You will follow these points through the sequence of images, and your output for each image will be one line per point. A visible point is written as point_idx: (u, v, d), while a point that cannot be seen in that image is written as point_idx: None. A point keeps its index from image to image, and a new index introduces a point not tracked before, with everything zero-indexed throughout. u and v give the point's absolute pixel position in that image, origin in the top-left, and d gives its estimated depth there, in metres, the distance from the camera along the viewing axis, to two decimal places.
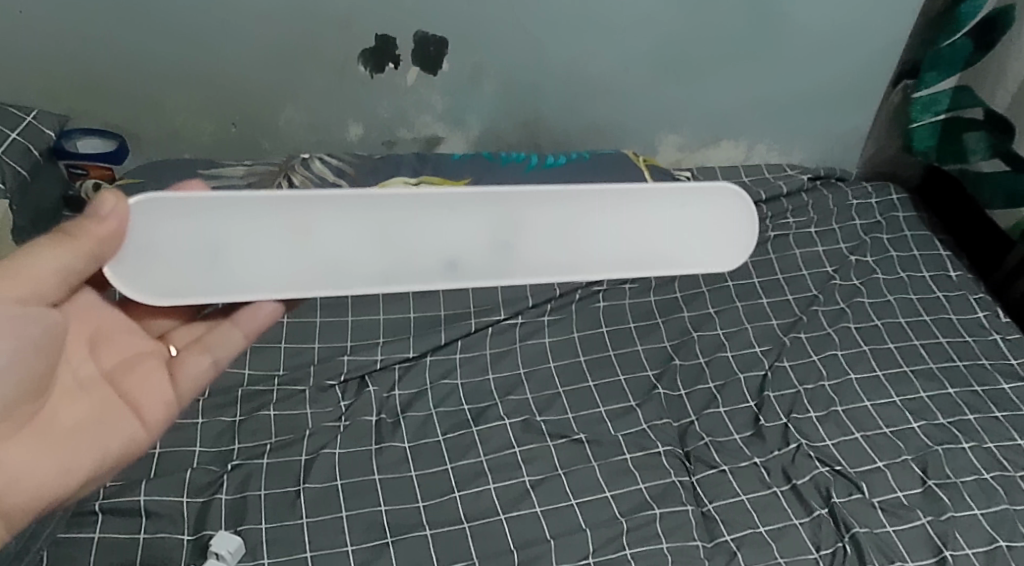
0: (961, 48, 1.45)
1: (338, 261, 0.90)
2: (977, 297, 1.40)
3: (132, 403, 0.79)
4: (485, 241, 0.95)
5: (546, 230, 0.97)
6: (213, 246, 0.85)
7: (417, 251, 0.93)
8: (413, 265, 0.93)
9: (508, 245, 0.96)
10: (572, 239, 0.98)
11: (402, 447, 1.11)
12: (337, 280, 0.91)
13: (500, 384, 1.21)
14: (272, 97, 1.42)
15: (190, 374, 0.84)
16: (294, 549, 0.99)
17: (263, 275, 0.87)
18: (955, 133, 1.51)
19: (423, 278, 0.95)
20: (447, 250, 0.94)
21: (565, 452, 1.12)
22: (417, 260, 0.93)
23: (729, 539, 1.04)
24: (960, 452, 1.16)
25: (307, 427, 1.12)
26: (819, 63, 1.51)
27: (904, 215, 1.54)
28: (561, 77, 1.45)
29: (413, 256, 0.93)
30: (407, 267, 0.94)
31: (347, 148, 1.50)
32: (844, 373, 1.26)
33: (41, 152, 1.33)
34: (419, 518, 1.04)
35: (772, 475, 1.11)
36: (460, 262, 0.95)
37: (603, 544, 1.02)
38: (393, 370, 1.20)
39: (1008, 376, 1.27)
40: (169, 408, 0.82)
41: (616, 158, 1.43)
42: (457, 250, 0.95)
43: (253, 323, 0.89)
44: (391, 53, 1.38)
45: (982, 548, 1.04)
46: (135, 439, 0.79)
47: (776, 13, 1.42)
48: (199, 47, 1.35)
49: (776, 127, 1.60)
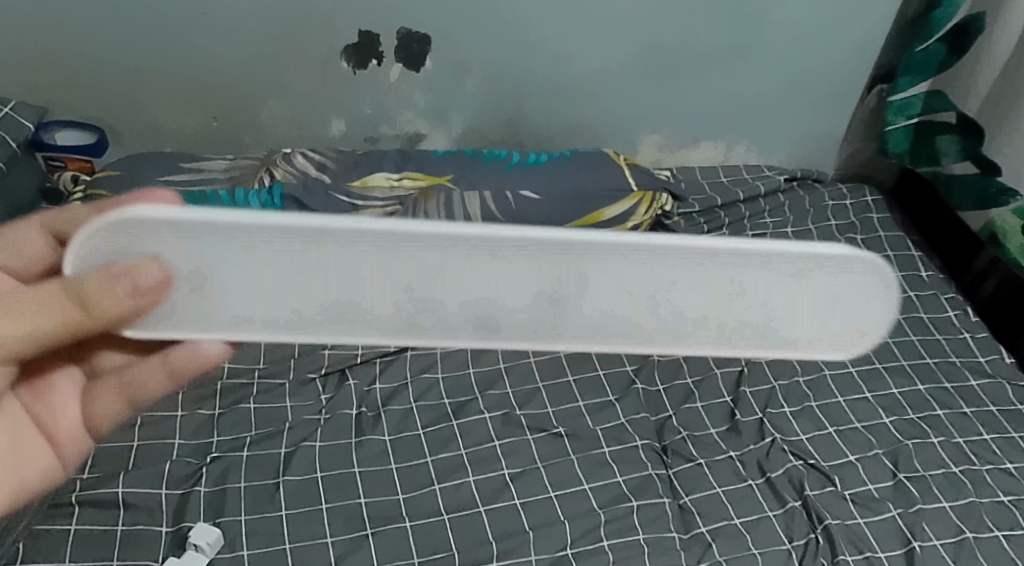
0: (933, 53, 1.46)
1: (268, 277, 0.54)
2: (948, 297, 1.44)
3: (52, 435, 0.71)
4: (517, 289, 0.55)
5: (610, 282, 0.55)
6: (204, 272, 0.54)
7: (454, 289, 0.54)
8: (434, 306, 0.55)
9: (552, 297, 0.55)
10: (642, 306, 0.56)
11: (383, 440, 1.12)
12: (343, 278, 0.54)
13: (481, 379, 1.22)
14: (255, 92, 1.42)
15: (106, 413, 0.71)
16: (272, 541, 0.99)
17: (228, 295, 0.55)
18: (928, 136, 1.54)
19: (455, 331, 0.56)
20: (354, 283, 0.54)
21: (544, 445, 1.14)
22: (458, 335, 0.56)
23: (704, 531, 1.05)
24: (929, 446, 1.18)
25: (287, 421, 1.13)
26: (797, 66, 1.53)
27: (878, 216, 1.58)
28: (541, 77, 1.47)
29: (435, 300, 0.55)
30: (420, 312, 0.55)
31: (330, 144, 1.50)
32: (819, 369, 1.29)
33: (19, 144, 1.31)
34: (399, 510, 1.04)
35: (747, 468, 1.13)
36: (497, 318, 0.56)
37: (580, 535, 1.03)
38: (374, 364, 1.21)
39: (976, 373, 1.31)
40: (84, 437, 0.73)
41: (596, 156, 1.44)
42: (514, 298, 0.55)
43: (181, 364, 0.63)
44: (374, 50, 1.38)
45: (949, 540, 1.06)
46: (50, 470, 0.72)
47: (755, 14, 1.44)
48: (178, 38, 1.34)
49: (756, 129, 1.62)
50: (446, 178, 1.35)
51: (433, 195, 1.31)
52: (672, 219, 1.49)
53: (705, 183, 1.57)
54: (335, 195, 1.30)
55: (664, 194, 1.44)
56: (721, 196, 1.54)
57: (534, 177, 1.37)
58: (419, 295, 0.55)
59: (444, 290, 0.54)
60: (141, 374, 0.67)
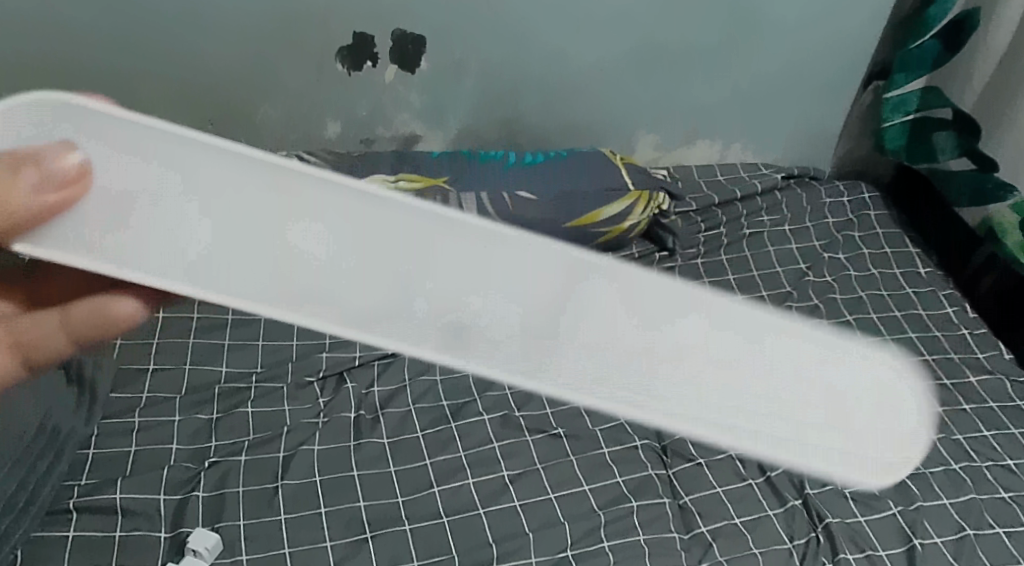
0: (929, 49, 1.46)
1: (240, 218, 0.48)
2: (946, 294, 1.44)
3: None
4: (510, 308, 0.51)
5: (604, 328, 0.52)
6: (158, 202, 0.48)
7: (424, 280, 0.50)
8: (436, 315, 0.51)
9: (537, 328, 0.52)
10: (658, 361, 0.52)
11: (381, 442, 1.12)
12: (340, 255, 0.49)
13: (479, 380, 1.22)
14: (249, 95, 1.41)
15: None
16: (271, 546, 0.98)
17: (166, 234, 0.48)
18: (924, 132, 1.53)
19: (423, 342, 0.51)
20: (333, 270, 0.49)
21: (544, 446, 1.13)
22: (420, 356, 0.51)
23: (705, 531, 1.05)
24: (929, 443, 1.18)
25: (285, 424, 1.12)
26: (793, 63, 1.53)
27: (876, 214, 1.58)
28: (536, 77, 1.46)
29: (404, 320, 0.50)
30: (390, 316, 0.50)
31: (327, 146, 1.50)
32: None
33: None
34: (398, 513, 1.04)
35: (747, 468, 1.13)
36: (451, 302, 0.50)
37: (581, 536, 1.02)
38: (372, 365, 1.21)
39: (975, 369, 1.31)
40: None
41: (592, 155, 1.44)
42: (485, 314, 0.51)
43: (86, 328, 0.60)
44: (369, 51, 1.38)
45: (950, 537, 1.06)
46: None
47: (749, 12, 1.44)
48: (170, 40, 1.34)
49: (752, 127, 1.62)
50: (443, 180, 1.35)
51: (430, 196, 1.32)
52: (670, 218, 1.48)
53: (702, 182, 1.57)
54: None
55: (661, 194, 1.45)
56: (717, 195, 1.54)
57: (530, 178, 1.37)
58: (403, 302, 0.50)
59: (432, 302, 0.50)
60: (35, 328, 0.62)
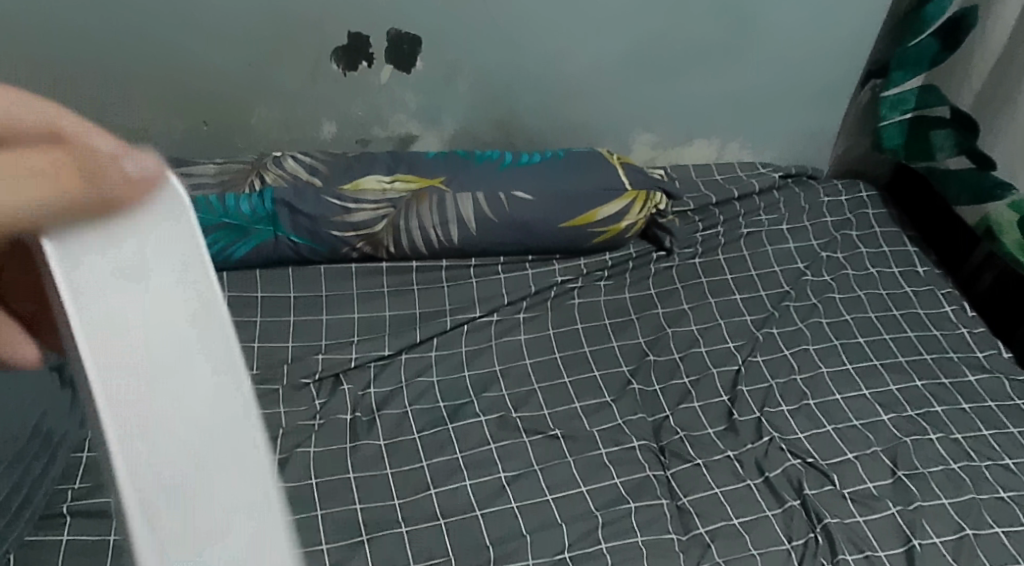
0: (926, 48, 1.47)
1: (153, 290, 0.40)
2: (944, 293, 1.43)
3: None
4: (206, 515, 0.41)
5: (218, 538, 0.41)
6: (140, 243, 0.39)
7: (190, 448, 0.40)
8: (157, 454, 0.39)
9: (182, 529, 0.40)
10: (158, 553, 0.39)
11: (377, 444, 1.11)
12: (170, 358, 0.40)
13: (476, 381, 1.21)
14: (244, 96, 1.41)
15: None
16: None
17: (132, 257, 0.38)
18: (922, 131, 1.53)
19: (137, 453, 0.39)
20: (199, 397, 0.41)
21: (541, 447, 1.13)
22: (127, 486, 0.38)
23: (703, 532, 1.04)
24: (928, 443, 1.17)
25: (280, 426, 1.11)
26: (790, 62, 1.53)
27: (874, 212, 1.58)
28: (532, 77, 1.46)
29: (151, 440, 0.39)
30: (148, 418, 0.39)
31: (322, 147, 1.49)
32: (816, 366, 1.28)
33: None
34: (395, 515, 1.03)
35: (745, 469, 1.12)
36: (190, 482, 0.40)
37: (579, 538, 1.02)
38: (369, 367, 1.20)
39: (973, 368, 1.30)
40: None
41: (589, 155, 1.43)
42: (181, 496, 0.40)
43: None
44: (364, 51, 1.37)
45: (949, 537, 1.05)
46: None
47: (746, 12, 1.44)
48: (165, 42, 1.33)
49: (749, 127, 1.62)
50: (439, 181, 1.34)
51: (426, 196, 1.32)
52: (667, 217, 1.48)
53: (700, 182, 1.56)
54: (326, 198, 1.29)
55: (657, 193, 1.44)
56: (715, 194, 1.53)
57: (527, 179, 1.36)
58: (163, 439, 0.39)
59: (210, 481, 0.41)
60: None
